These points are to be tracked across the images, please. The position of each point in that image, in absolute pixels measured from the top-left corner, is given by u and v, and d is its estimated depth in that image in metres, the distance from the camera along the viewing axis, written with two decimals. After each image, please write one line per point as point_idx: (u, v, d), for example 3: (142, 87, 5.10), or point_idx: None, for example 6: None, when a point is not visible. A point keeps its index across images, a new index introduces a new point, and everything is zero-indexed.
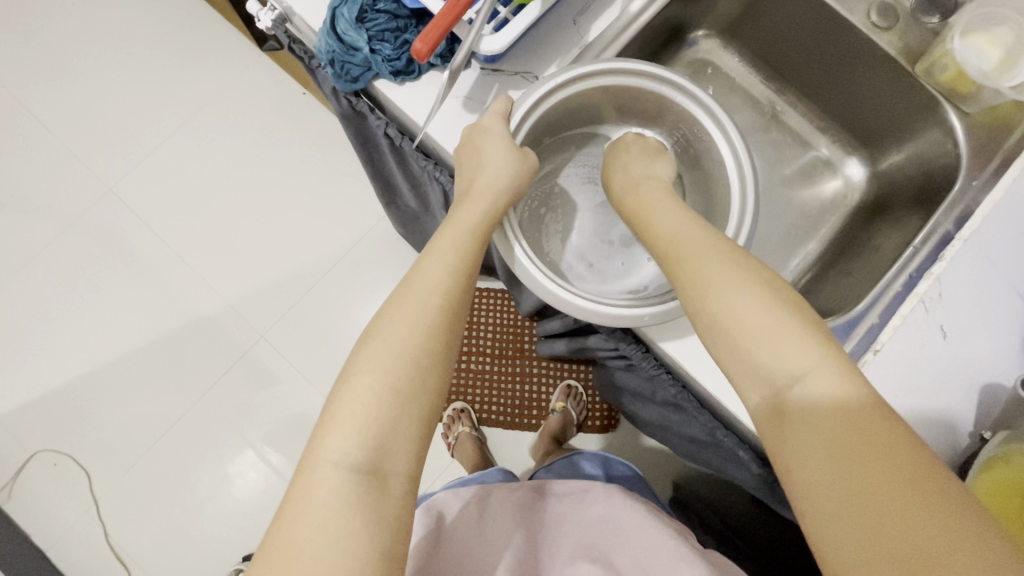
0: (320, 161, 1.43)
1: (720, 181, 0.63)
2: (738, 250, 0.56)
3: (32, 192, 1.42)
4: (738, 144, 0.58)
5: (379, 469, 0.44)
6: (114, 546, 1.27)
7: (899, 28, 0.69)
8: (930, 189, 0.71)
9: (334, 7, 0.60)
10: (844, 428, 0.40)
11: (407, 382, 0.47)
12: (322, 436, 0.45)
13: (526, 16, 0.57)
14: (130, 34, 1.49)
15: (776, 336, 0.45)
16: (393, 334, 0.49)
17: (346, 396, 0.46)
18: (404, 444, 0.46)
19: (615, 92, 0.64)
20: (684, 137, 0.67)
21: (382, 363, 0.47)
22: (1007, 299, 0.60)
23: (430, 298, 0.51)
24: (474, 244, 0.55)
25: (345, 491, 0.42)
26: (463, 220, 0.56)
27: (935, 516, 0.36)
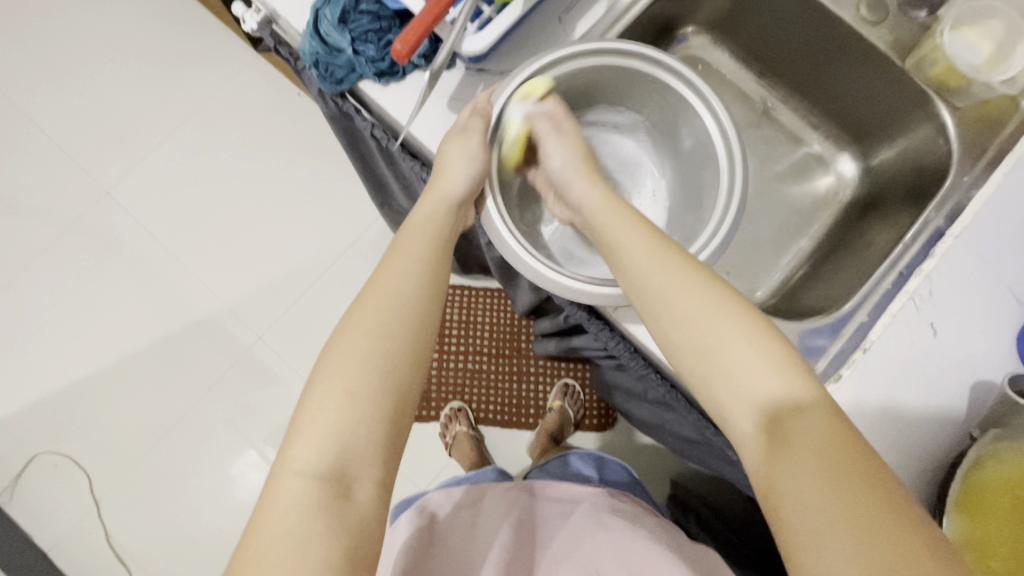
0: (316, 161, 1.43)
1: (709, 168, 0.62)
2: (725, 230, 0.55)
3: (31, 196, 1.43)
4: (732, 138, 0.58)
5: (342, 475, 0.45)
6: (116, 547, 1.28)
7: (890, 22, 0.68)
8: (922, 184, 0.70)
9: (317, 9, 0.59)
10: (812, 431, 0.42)
11: (367, 387, 0.48)
12: (287, 448, 0.46)
13: (508, 15, 0.57)
14: (126, 36, 1.49)
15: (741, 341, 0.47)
16: (352, 343, 0.50)
17: (309, 407, 0.47)
18: (368, 450, 0.47)
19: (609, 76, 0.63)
20: (672, 123, 0.66)
21: (342, 371, 0.48)
22: (999, 296, 0.59)
23: (388, 305, 0.52)
24: (428, 253, 0.57)
25: (308, 497, 0.43)
26: (420, 230, 0.58)
27: (895, 517, 0.37)
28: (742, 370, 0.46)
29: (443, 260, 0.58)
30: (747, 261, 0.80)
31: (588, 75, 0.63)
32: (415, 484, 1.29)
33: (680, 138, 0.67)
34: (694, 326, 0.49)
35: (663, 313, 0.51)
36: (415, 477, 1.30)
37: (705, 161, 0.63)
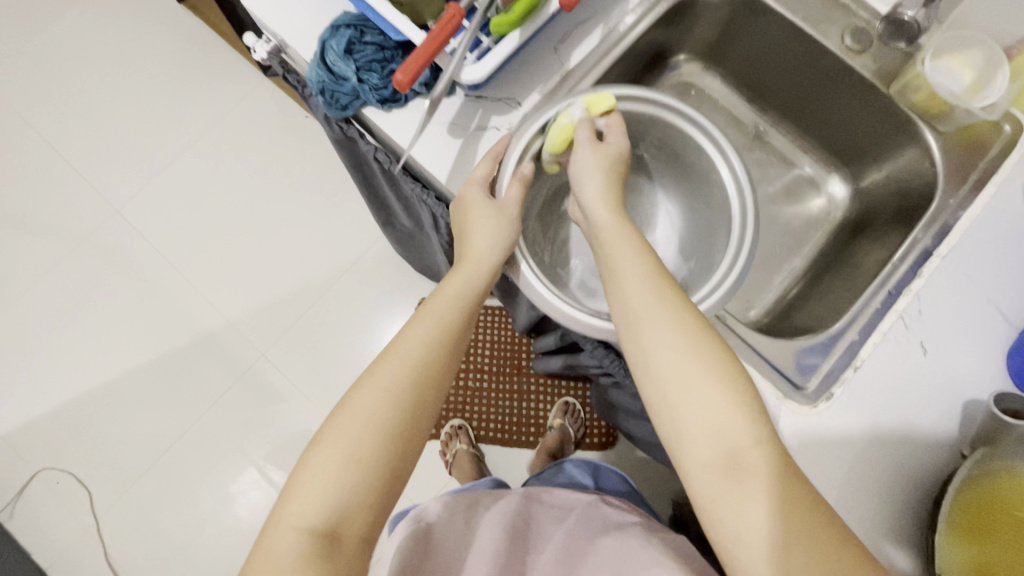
0: (321, 182, 1.46)
1: (718, 207, 0.64)
2: (744, 259, 0.57)
3: (42, 214, 1.46)
4: (739, 165, 0.60)
5: (334, 534, 0.46)
6: (114, 564, 1.27)
7: (873, 51, 0.71)
8: (911, 206, 0.72)
9: (324, 40, 0.62)
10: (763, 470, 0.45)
11: (370, 450, 0.49)
12: (287, 499, 0.47)
13: (506, 46, 0.59)
14: (139, 60, 1.55)
15: (698, 378, 0.47)
16: (360, 404, 0.50)
17: (312, 462, 0.48)
18: (361, 512, 0.48)
19: (619, 118, 0.65)
20: (669, 150, 0.68)
21: (350, 432, 0.49)
22: (987, 315, 0.61)
23: (403, 368, 0.52)
24: (456, 319, 0.56)
25: (304, 552, 0.45)
26: (450, 291, 0.57)
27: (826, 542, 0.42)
28: (705, 409, 0.47)
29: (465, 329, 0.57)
30: (740, 281, 0.81)
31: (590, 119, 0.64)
32: (415, 503, 1.29)
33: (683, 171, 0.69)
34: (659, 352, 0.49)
35: (631, 332, 0.51)
36: (414, 494, 1.29)
37: (711, 191, 0.65)
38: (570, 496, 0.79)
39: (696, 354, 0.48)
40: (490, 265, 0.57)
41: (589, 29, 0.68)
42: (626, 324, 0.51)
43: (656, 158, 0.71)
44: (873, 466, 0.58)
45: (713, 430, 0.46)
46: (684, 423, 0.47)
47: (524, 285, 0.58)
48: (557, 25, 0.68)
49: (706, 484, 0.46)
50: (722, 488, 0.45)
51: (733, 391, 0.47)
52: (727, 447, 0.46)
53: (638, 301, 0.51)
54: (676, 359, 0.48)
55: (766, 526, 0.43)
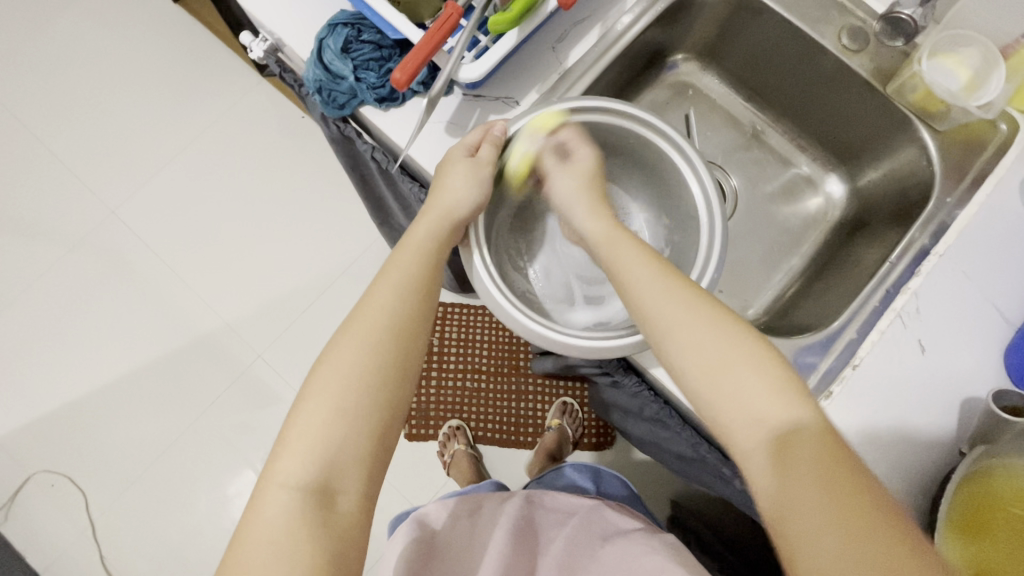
0: (319, 182, 1.46)
1: (691, 224, 0.64)
2: (711, 271, 0.57)
3: (37, 215, 1.45)
4: (710, 183, 0.60)
5: (326, 487, 0.46)
6: (109, 567, 1.26)
7: (870, 50, 0.71)
8: (908, 206, 0.72)
9: (322, 38, 0.62)
10: (808, 453, 0.43)
11: (352, 403, 0.49)
12: (277, 457, 0.47)
13: (504, 45, 0.59)
14: (136, 61, 1.54)
15: (727, 364, 0.48)
16: (344, 358, 0.50)
17: (296, 420, 0.48)
18: (352, 461, 0.47)
19: (592, 130, 0.65)
20: (646, 162, 0.68)
21: (330, 387, 0.49)
22: (985, 313, 0.61)
23: (378, 321, 0.52)
24: (429, 258, 0.58)
25: (303, 501, 0.45)
26: (417, 239, 0.58)
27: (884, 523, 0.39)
28: (742, 393, 0.47)
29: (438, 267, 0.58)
30: (738, 281, 0.81)
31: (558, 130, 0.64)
32: (413, 504, 1.29)
33: (659, 183, 0.68)
34: (686, 343, 0.50)
35: (654, 328, 0.51)
36: (412, 496, 1.29)
37: (685, 205, 0.64)
38: (572, 501, 0.78)
39: (721, 343, 0.49)
40: (455, 216, 0.59)
41: (587, 28, 0.68)
42: (646, 328, 0.52)
43: (634, 169, 0.71)
44: (871, 464, 0.58)
45: (747, 412, 0.46)
46: (721, 413, 0.47)
47: (481, 292, 0.58)
48: (555, 24, 0.68)
49: (753, 470, 0.45)
50: (764, 471, 0.44)
51: (763, 371, 0.47)
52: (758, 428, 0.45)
53: (653, 303, 0.52)
54: (704, 350, 0.49)
55: (780, 499, 0.42)
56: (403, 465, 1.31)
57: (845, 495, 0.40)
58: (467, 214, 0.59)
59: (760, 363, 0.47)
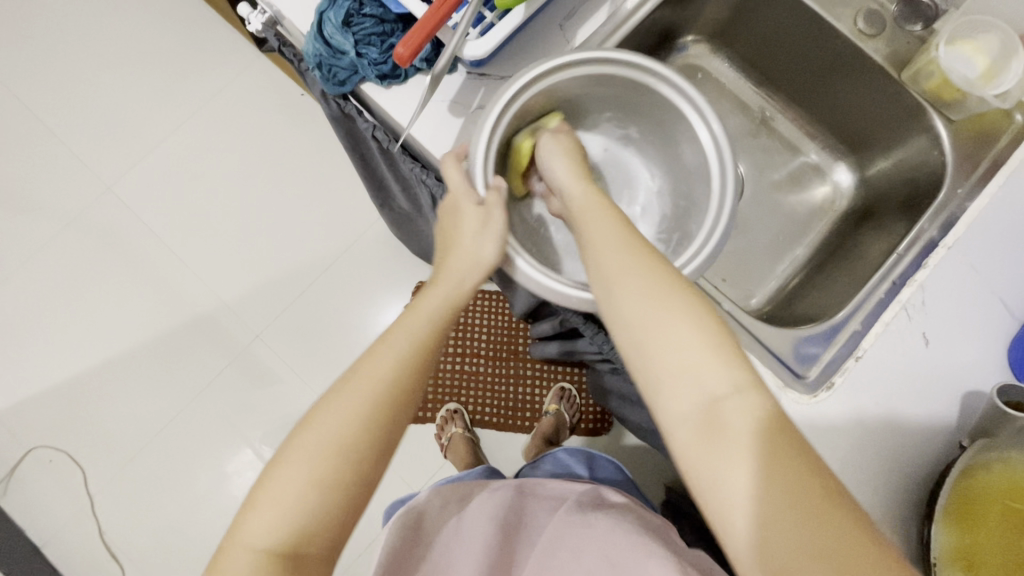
0: (319, 162, 1.44)
1: (702, 180, 0.62)
2: (721, 229, 0.55)
3: (30, 191, 1.43)
4: (718, 130, 0.58)
5: (295, 553, 0.46)
6: (108, 543, 1.28)
7: (886, 35, 0.70)
8: (918, 195, 0.71)
9: (322, 11, 0.60)
10: (758, 443, 0.41)
11: (329, 476, 0.47)
12: (248, 513, 0.47)
13: (511, 21, 0.57)
14: (132, 33, 1.50)
15: (658, 326, 0.45)
16: (326, 420, 0.48)
17: (275, 475, 0.47)
18: (321, 531, 0.47)
19: (597, 83, 0.62)
20: (649, 115, 0.66)
21: (309, 451, 0.47)
22: (991, 307, 0.60)
23: (393, 362, 0.51)
24: (437, 323, 0.54)
25: (268, 567, 0.45)
26: (424, 311, 0.54)
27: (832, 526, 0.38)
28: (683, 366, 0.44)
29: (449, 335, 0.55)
30: (740, 270, 0.81)
31: (558, 89, 0.62)
32: (410, 486, 1.29)
33: (664, 136, 0.67)
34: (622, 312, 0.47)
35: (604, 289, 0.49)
36: (409, 477, 1.30)
37: (692, 155, 0.63)
38: (563, 488, 0.78)
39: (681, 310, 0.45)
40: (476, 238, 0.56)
41: (596, 6, 0.66)
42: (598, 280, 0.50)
43: (635, 120, 0.68)
44: (868, 456, 0.58)
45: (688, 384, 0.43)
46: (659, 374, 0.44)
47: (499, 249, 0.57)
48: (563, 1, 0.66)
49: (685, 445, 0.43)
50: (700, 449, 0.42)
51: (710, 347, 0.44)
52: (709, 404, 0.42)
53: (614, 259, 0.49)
54: (661, 311, 0.45)
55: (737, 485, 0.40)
56: (400, 446, 1.32)
57: (793, 485, 0.39)
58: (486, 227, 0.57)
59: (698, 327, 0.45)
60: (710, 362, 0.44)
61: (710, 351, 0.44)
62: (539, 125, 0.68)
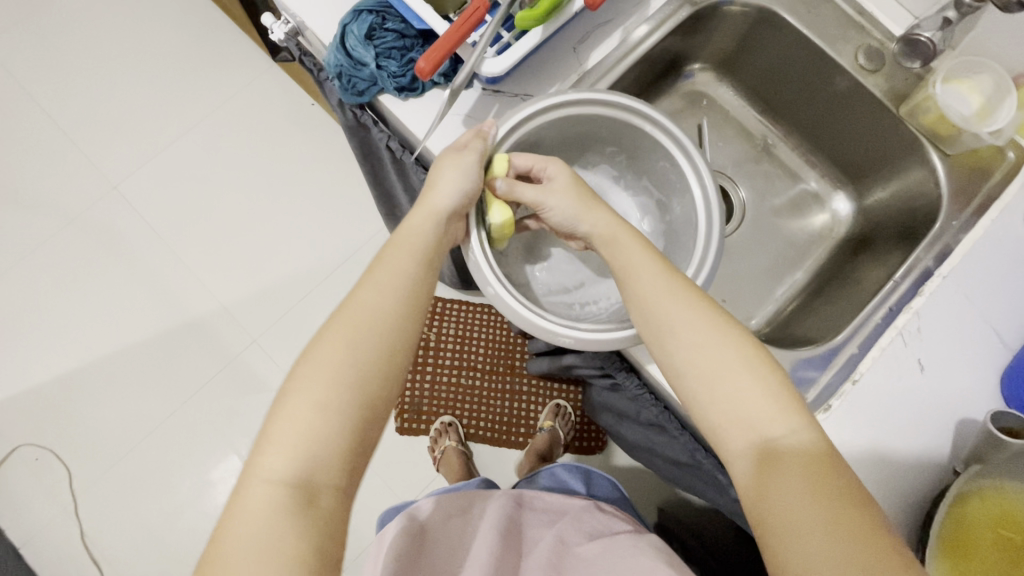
0: (325, 171, 1.45)
1: (689, 229, 0.64)
2: (709, 264, 0.58)
3: (34, 187, 1.44)
4: (708, 184, 0.61)
5: (308, 482, 0.46)
6: (89, 545, 1.25)
7: (885, 71, 0.72)
8: (914, 226, 0.73)
9: (345, 24, 0.62)
10: (798, 461, 0.45)
11: (336, 401, 0.49)
12: (259, 454, 0.47)
13: (528, 41, 0.59)
14: (147, 37, 1.53)
15: (712, 356, 0.50)
16: (327, 355, 0.51)
17: (281, 417, 0.48)
18: (334, 459, 0.48)
19: (593, 123, 0.66)
20: (646, 160, 0.68)
21: (313, 383, 0.49)
22: (984, 336, 0.62)
23: (365, 322, 0.53)
24: (421, 263, 0.58)
25: (284, 496, 0.45)
26: (408, 239, 0.58)
27: (863, 534, 0.41)
28: (734, 389, 0.49)
29: (429, 275, 0.58)
30: (741, 292, 0.82)
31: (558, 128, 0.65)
32: (400, 498, 1.28)
33: (658, 179, 0.69)
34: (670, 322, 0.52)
35: (650, 306, 0.53)
36: (400, 488, 1.29)
37: (683, 204, 0.66)
38: (563, 502, 0.79)
39: (723, 343, 0.51)
40: (442, 213, 0.58)
41: (609, 31, 0.69)
42: (640, 303, 0.54)
43: (633, 162, 0.71)
44: (862, 479, 0.58)
45: (733, 410, 0.49)
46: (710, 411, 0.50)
47: (471, 262, 0.60)
48: (577, 25, 0.68)
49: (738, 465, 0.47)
50: (751, 470, 0.46)
51: (760, 374, 0.49)
52: (757, 433, 0.47)
53: (653, 290, 0.53)
54: (701, 350, 0.51)
55: (762, 488, 0.45)
56: (393, 457, 1.31)
57: (828, 496, 0.42)
58: (454, 212, 0.59)
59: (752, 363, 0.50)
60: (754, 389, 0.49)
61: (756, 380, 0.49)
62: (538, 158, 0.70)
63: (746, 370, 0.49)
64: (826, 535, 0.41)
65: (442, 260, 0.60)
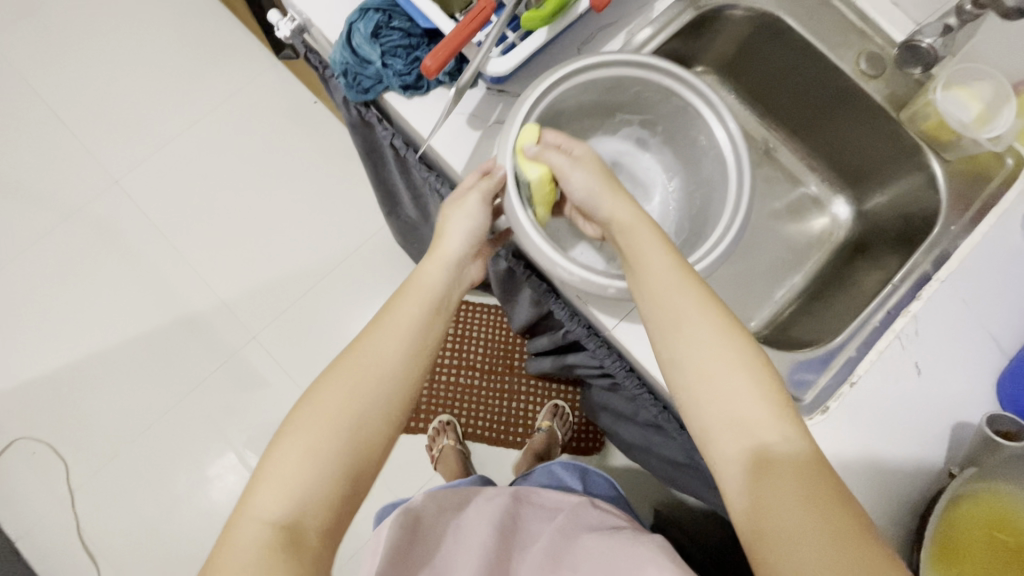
0: (326, 168, 1.45)
1: (717, 179, 0.64)
2: (740, 218, 0.57)
3: (35, 180, 1.44)
4: (734, 127, 0.60)
5: (298, 522, 0.46)
6: (84, 540, 1.25)
7: (887, 76, 0.72)
8: (912, 231, 0.73)
9: (352, 22, 0.62)
10: (792, 473, 0.45)
11: (331, 442, 0.50)
12: (253, 492, 0.48)
13: (533, 42, 0.60)
14: (151, 32, 1.53)
15: (717, 368, 0.50)
16: (326, 398, 0.52)
17: (276, 455, 0.49)
18: (324, 500, 0.48)
19: (613, 87, 0.65)
20: (667, 115, 0.68)
21: (310, 424, 0.50)
22: (980, 340, 0.62)
23: (367, 366, 0.54)
24: (430, 312, 0.59)
25: (272, 535, 0.45)
26: (422, 283, 0.60)
27: (851, 545, 0.41)
28: (735, 400, 0.49)
29: (435, 325, 0.59)
30: (741, 294, 0.83)
31: (583, 92, 0.65)
32: (397, 497, 1.29)
33: (679, 133, 0.69)
34: (680, 334, 0.52)
35: (660, 313, 0.53)
36: (397, 487, 1.29)
37: (708, 155, 0.65)
38: (559, 498, 0.79)
39: (720, 350, 0.50)
40: (451, 259, 0.62)
41: (613, 33, 0.69)
42: (653, 308, 0.53)
43: (652, 119, 0.70)
44: (859, 482, 0.59)
45: (731, 420, 0.48)
46: (707, 419, 0.49)
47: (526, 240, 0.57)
48: (582, 26, 0.69)
49: (732, 474, 0.47)
50: (747, 479, 0.46)
51: (761, 384, 0.49)
52: (754, 443, 0.47)
53: (665, 294, 0.52)
54: (699, 350, 0.51)
55: (753, 497, 0.45)
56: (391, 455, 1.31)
57: (819, 506, 0.43)
58: (461, 258, 0.62)
59: (755, 373, 0.49)
60: (757, 403, 0.48)
61: (757, 391, 0.49)
62: (566, 123, 0.70)
63: (748, 381, 0.49)
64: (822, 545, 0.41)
65: (450, 311, 0.62)
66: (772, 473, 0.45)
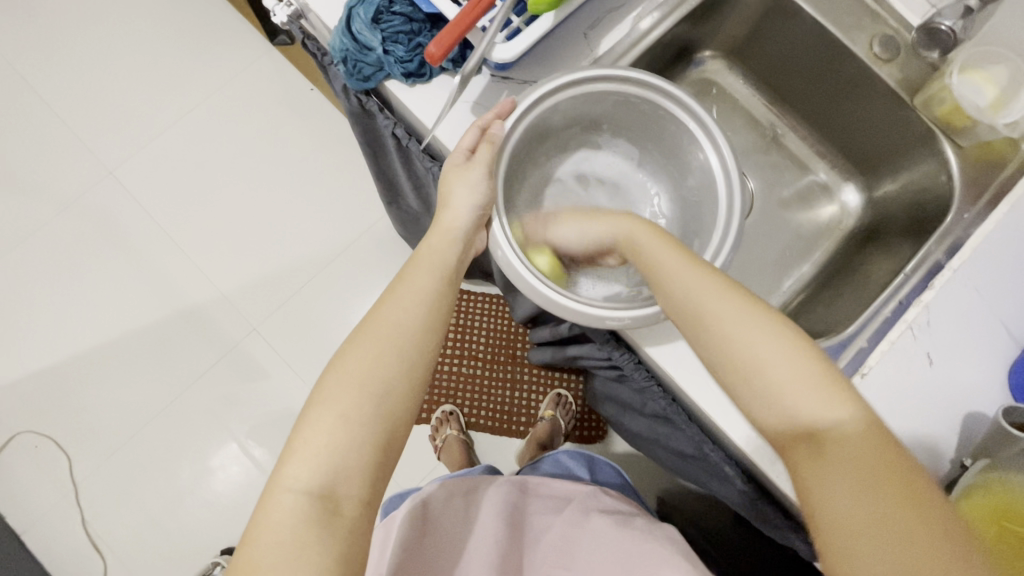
0: (324, 157, 1.43)
1: (707, 200, 0.64)
2: (731, 235, 0.58)
3: (28, 171, 1.41)
4: (727, 151, 0.60)
5: (332, 492, 0.46)
6: (89, 531, 1.25)
7: (899, 61, 0.70)
8: (923, 219, 0.72)
9: (351, 7, 0.60)
10: (857, 453, 0.43)
11: (361, 412, 0.49)
12: (284, 463, 0.47)
13: (539, 27, 0.58)
14: (142, 18, 1.50)
15: (752, 355, 0.49)
16: (353, 367, 0.51)
17: (306, 426, 0.48)
18: (359, 469, 0.47)
19: (603, 100, 0.65)
20: (658, 134, 0.68)
21: (338, 393, 0.49)
22: (992, 329, 0.62)
23: (389, 335, 0.53)
24: (442, 280, 0.58)
25: (309, 505, 0.45)
26: (426, 258, 0.59)
27: (924, 528, 0.40)
28: (780, 384, 0.48)
29: (449, 293, 0.59)
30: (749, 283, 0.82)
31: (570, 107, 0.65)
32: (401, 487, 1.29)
33: (669, 150, 0.69)
34: (715, 327, 0.51)
35: (685, 312, 0.53)
36: (401, 477, 1.29)
37: (697, 173, 0.65)
38: (568, 488, 0.79)
39: (769, 338, 0.49)
40: (457, 232, 0.60)
41: (620, 17, 0.67)
42: (675, 307, 0.54)
43: (642, 136, 0.70)
44: None
45: (778, 406, 0.48)
46: (760, 409, 0.49)
47: (500, 259, 0.58)
48: (588, 10, 0.66)
49: (795, 466, 0.46)
50: (811, 469, 0.45)
51: (804, 363, 0.48)
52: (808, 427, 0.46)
53: (686, 287, 0.53)
54: (737, 339, 0.50)
55: (821, 488, 0.44)
56: None
57: (884, 486, 0.42)
58: (470, 230, 0.60)
59: (797, 354, 0.48)
60: (807, 386, 0.47)
61: (803, 371, 0.48)
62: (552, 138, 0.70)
63: (796, 363, 0.48)
64: (894, 533, 0.40)
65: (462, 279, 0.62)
66: (831, 457, 0.44)
